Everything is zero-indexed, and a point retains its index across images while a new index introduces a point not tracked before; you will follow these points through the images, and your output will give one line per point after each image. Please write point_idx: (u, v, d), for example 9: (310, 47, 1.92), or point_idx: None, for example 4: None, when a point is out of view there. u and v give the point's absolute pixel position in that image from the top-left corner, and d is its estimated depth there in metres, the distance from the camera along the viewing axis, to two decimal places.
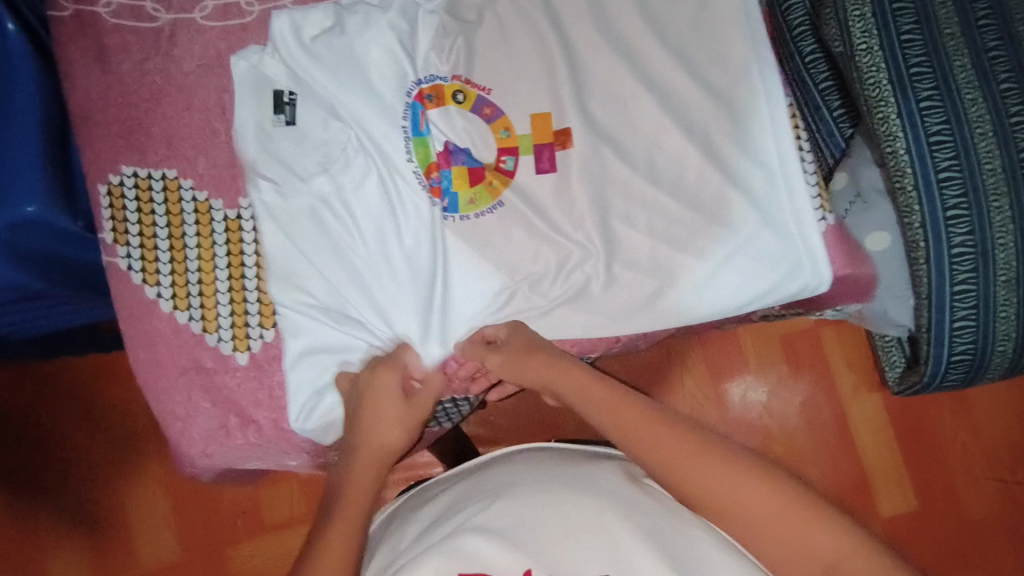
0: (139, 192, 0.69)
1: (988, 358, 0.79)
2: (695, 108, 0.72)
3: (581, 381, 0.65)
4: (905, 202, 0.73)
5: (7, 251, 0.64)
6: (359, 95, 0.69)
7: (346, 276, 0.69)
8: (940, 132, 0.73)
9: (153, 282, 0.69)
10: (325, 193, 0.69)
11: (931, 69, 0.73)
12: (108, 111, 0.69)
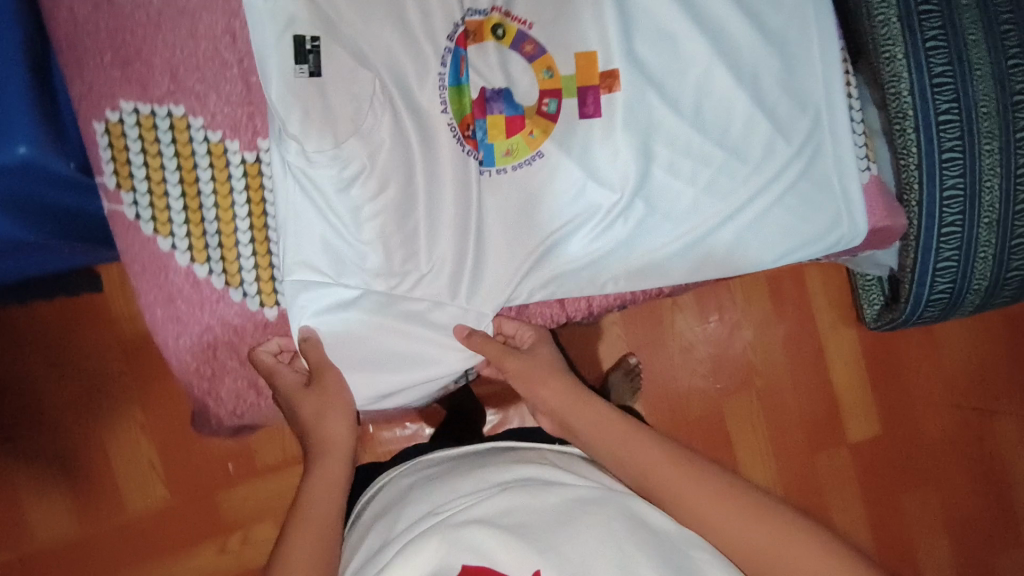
0: (142, 132, 0.62)
1: (964, 295, 0.87)
2: (747, 50, 0.69)
3: (605, 419, 0.66)
4: (904, 143, 0.79)
5: (7, 202, 0.56)
6: (390, 27, 0.63)
7: (381, 253, 0.65)
8: (943, 74, 0.77)
9: (166, 233, 0.63)
10: (360, 162, 0.62)
11: (938, 8, 0.78)
12: (98, 35, 0.60)
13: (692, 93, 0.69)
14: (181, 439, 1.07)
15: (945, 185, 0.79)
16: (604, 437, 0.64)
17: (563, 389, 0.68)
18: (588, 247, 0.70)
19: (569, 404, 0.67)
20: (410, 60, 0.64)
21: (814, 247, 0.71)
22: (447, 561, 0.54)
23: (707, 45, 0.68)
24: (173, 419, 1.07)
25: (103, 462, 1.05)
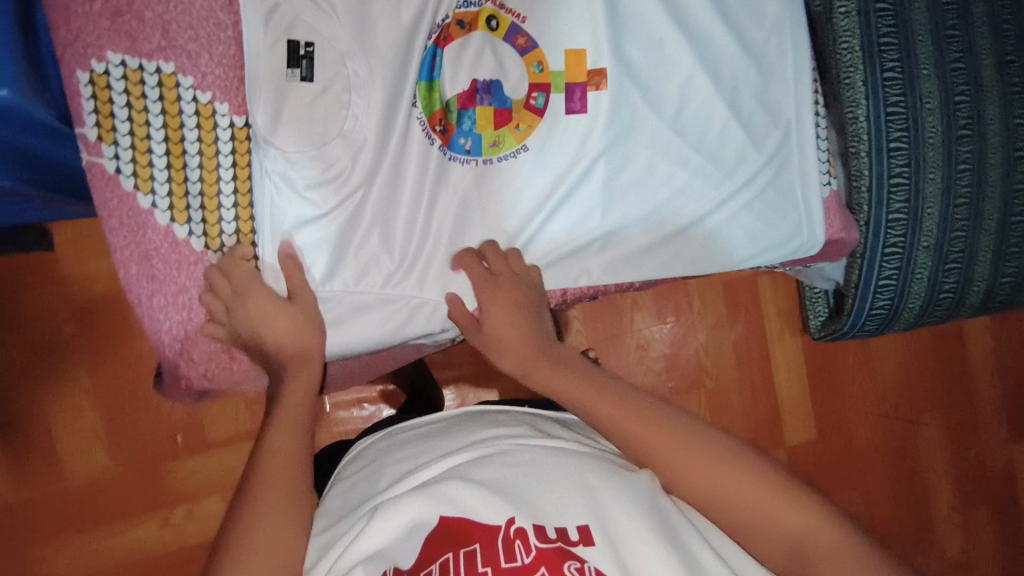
0: (128, 85, 0.61)
1: (900, 312, 0.93)
2: (728, 61, 0.73)
3: (577, 384, 0.62)
4: (858, 165, 0.85)
5: None
6: (383, 26, 0.65)
7: (361, 252, 0.67)
8: (897, 104, 0.83)
9: (147, 190, 0.62)
10: (342, 165, 0.65)
11: (896, 40, 0.83)
12: None
13: (675, 98, 0.72)
14: (129, 408, 1.05)
15: (892, 208, 0.85)
16: (580, 410, 0.61)
17: (521, 352, 0.66)
18: (560, 251, 0.72)
19: (532, 364, 0.65)
20: (393, 69, 0.65)
21: (782, 250, 0.75)
22: (424, 514, 0.52)
23: (692, 52, 0.72)
24: (121, 384, 1.04)
25: (45, 426, 1.02)
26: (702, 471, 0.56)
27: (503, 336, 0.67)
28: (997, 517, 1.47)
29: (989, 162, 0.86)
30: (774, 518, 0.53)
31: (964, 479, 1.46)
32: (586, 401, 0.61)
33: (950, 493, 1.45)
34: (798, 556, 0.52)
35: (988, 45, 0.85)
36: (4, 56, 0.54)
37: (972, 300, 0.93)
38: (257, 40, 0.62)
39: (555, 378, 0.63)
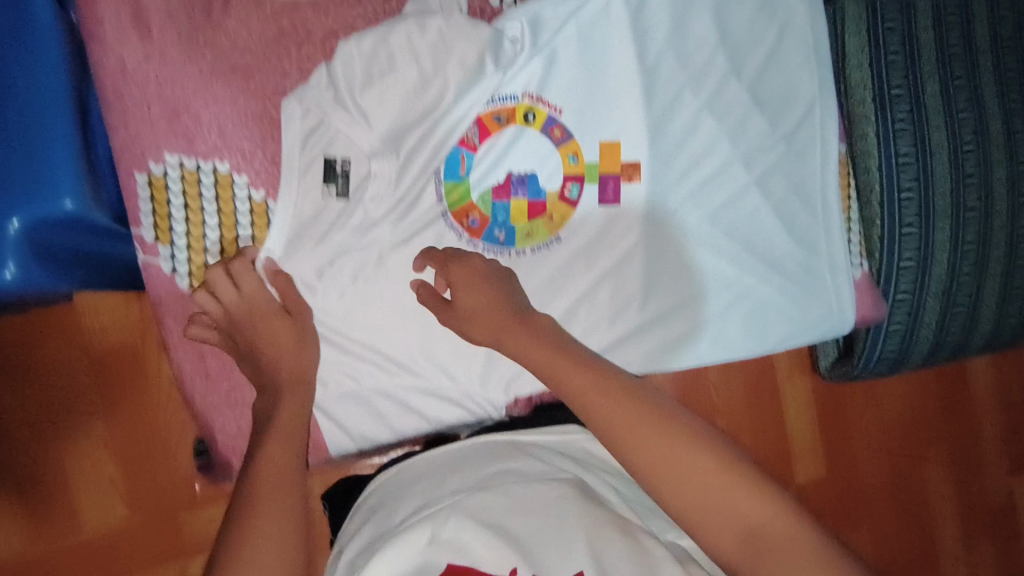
0: (186, 186, 0.62)
1: (909, 356, 0.87)
2: (765, 149, 0.74)
3: (552, 357, 0.56)
4: (869, 213, 0.83)
5: (51, 257, 0.56)
6: (416, 114, 0.66)
7: (387, 360, 0.67)
8: (907, 154, 0.80)
9: (202, 288, 0.63)
10: (364, 270, 0.66)
11: (907, 93, 0.80)
12: (148, 88, 0.61)
13: (705, 175, 0.73)
14: (149, 455, 0.93)
15: (902, 256, 0.82)
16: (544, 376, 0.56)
17: (492, 322, 0.60)
18: (598, 342, 0.72)
19: (504, 331, 0.59)
20: (426, 158, 0.67)
21: (813, 333, 0.77)
22: (432, 558, 0.50)
23: (724, 134, 0.73)
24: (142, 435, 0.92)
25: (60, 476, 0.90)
26: (662, 449, 0.51)
27: (472, 309, 0.61)
28: (1001, 557, 1.48)
29: (994, 212, 0.82)
30: (735, 504, 0.48)
31: (970, 518, 1.47)
32: (551, 367, 0.56)
33: (956, 530, 1.45)
34: (751, 543, 0.47)
35: (993, 95, 0.82)
36: (65, 166, 0.55)
37: (978, 343, 0.88)
38: (294, 145, 0.64)
39: (524, 342, 0.58)
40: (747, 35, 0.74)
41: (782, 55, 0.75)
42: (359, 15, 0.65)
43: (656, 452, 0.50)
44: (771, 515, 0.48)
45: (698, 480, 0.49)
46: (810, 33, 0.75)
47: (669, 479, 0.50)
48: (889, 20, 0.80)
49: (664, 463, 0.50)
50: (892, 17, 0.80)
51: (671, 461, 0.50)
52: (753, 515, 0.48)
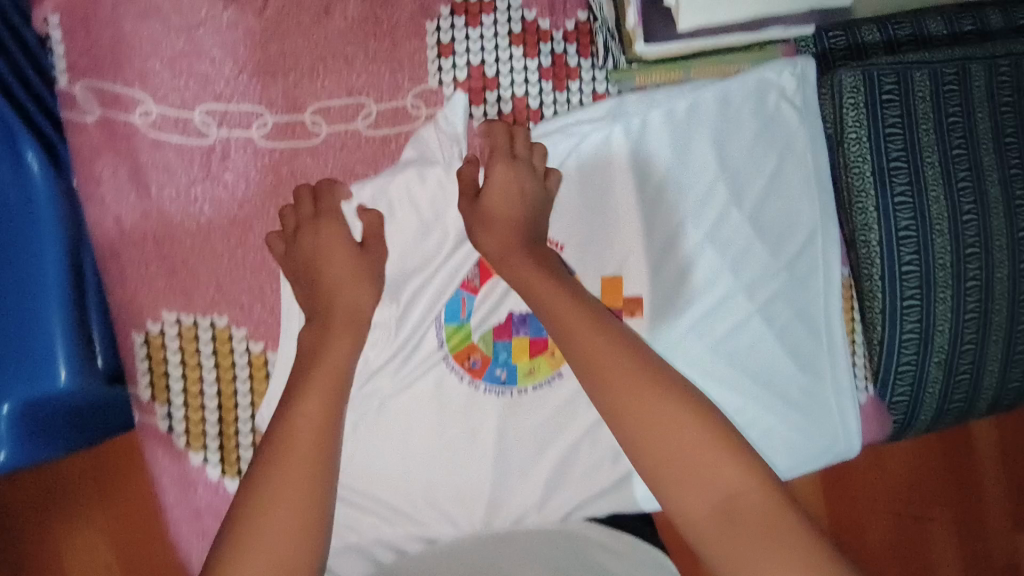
0: (182, 342, 0.61)
1: (913, 422, 0.79)
2: (767, 273, 0.74)
3: (561, 297, 0.57)
4: (870, 288, 0.73)
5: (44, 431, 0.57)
6: (415, 259, 0.65)
7: (387, 506, 0.67)
8: (908, 227, 0.70)
9: (199, 445, 0.62)
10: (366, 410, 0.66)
11: (908, 164, 0.70)
12: (146, 245, 0.60)
13: (711, 301, 0.73)
14: None
15: (904, 331, 0.73)
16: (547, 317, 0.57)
17: (510, 239, 0.60)
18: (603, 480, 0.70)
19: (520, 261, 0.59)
20: (426, 304, 0.66)
21: (818, 461, 0.77)
22: None
23: (726, 263, 0.73)
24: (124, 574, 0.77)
25: None
26: (645, 411, 0.52)
27: (497, 213, 0.61)
28: None
29: (997, 278, 0.71)
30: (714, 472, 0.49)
31: None
32: (560, 317, 0.56)
33: None
34: (728, 514, 0.48)
35: (994, 157, 0.70)
36: (60, 343, 0.57)
37: (983, 409, 0.78)
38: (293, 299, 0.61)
39: (530, 278, 0.58)
40: (747, 159, 0.73)
41: (784, 182, 0.74)
42: (359, 160, 0.64)
43: (655, 412, 0.51)
44: (753, 488, 0.49)
45: (682, 447, 0.50)
46: (809, 158, 0.74)
47: (654, 439, 0.51)
48: (888, 89, 0.70)
49: (647, 418, 0.51)
50: (891, 86, 0.69)
51: (657, 422, 0.51)
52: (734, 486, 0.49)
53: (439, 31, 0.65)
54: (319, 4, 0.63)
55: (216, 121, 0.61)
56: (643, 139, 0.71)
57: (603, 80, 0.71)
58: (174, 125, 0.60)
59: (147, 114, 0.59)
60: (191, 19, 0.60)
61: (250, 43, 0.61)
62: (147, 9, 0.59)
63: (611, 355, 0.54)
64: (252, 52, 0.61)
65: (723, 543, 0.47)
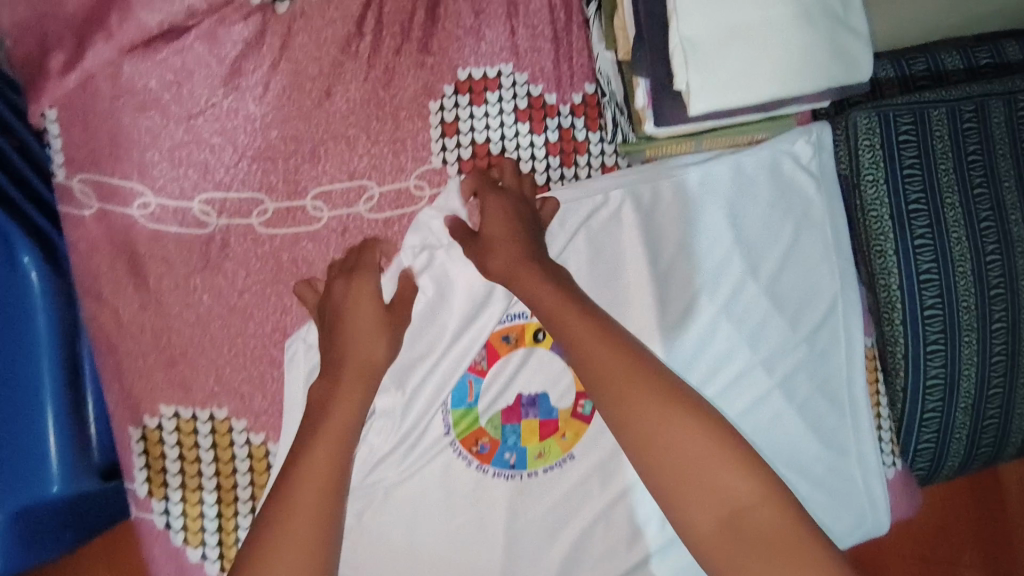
0: (181, 436, 0.59)
1: (939, 469, 0.78)
2: (788, 344, 0.72)
3: (563, 302, 0.55)
4: (891, 334, 0.72)
5: (25, 537, 0.59)
6: (420, 343, 0.63)
7: None
8: (929, 270, 0.70)
9: (197, 541, 0.60)
10: (370, 498, 0.63)
11: (927, 207, 0.70)
12: (143, 336, 0.59)
13: (729, 377, 0.70)
14: None
15: (928, 375, 0.72)
16: (549, 320, 0.55)
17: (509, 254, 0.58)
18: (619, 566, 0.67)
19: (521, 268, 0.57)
20: (431, 390, 0.64)
21: (848, 539, 0.73)
22: None
23: (743, 338, 0.71)
24: None
25: None
26: (651, 418, 0.49)
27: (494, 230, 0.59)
28: None
29: None
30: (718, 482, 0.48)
31: None
32: (562, 322, 0.54)
33: None
34: (733, 527, 0.47)
35: (1015, 191, 0.72)
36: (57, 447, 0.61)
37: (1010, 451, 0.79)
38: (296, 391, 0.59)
39: (534, 285, 0.56)
40: (761, 228, 0.72)
41: (800, 252, 0.73)
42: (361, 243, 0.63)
43: (659, 422, 0.49)
44: (763, 504, 0.47)
45: (685, 456, 0.48)
46: (828, 228, 0.73)
47: (661, 452, 0.48)
48: (905, 130, 0.69)
49: (649, 424, 0.49)
50: (908, 127, 0.69)
51: (658, 428, 0.49)
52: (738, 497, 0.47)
53: (441, 111, 0.64)
54: (321, 87, 0.61)
55: (215, 210, 0.60)
56: (654, 206, 0.70)
57: (612, 153, 0.70)
58: (173, 215, 0.59)
59: (145, 205, 0.58)
60: (190, 107, 0.58)
61: (251, 129, 0.60)
62: (144, 100, 0.57)
63: (616, 359, 0.51)
64: (252, 139, 0.60)
65: (725, 552, 0.47)
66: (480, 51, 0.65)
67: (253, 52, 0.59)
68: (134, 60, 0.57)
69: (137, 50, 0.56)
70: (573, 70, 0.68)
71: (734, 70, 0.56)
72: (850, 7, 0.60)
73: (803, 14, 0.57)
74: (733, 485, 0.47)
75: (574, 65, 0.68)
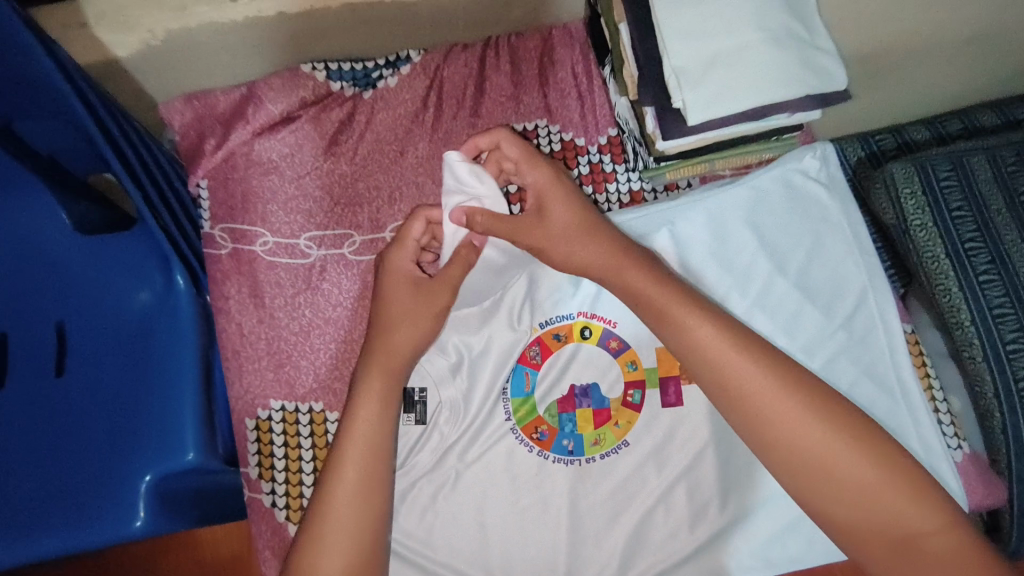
0: (286, 425, 0.72)
1: None
2: (824, 332, 0.76)
3: (709, 325, 0.59)
4: (975, 370, 0.71)
5: (160, 502, 0.68)
6: (480, 340, 0.74)
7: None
8: (1002, 304, 0.72)
9: (297, 518, 0.70)
10: (444, 478, 0.71)
11: (984, 244, 0.74)
12: (259, 345, 0.73)
13: None
14: None
15: None
16: (687, 343, 0.59)
17: (577, 239, 0.64)
18: (680, 551, 0.70)
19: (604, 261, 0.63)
20: (491, 380, 0.73)
21: None
22: None
23: (778, 329, 0.76)
24: None
25: None
26: (825, 456, 0.54)
27: (558, 219, 0.63)
28: None
29: None
30: (892, 512, 0.53)
31: None
32: (729, 365, 0.57)
33: None
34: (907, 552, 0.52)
35: None
36: (191, 431, 0.70)
37: None
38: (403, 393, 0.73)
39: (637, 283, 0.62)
40: (783, 231, 0.79)
41: (824, 251, 0.79)
42: None
43: (836, 463, 0.54)
44: (939, 533, 0.52)
45: (857, 490, 0.54)
46: (847, 229, 0.79)
47: (839, 495, 0.54)
48: (945, 176, 0.77)
49: (818, 463, 0.54)
50: (947, 174, 0.77)
51: (826, 468, 0.54)
52: (915, 523, 0.53)
53: None
54: (396, 149, 0.79)
55: (316, 244, 0.76)
56: (680, 218, 0.79)
57: (637, 180, 0.82)
58: (285, 250, 0.75)
59: (265, 243, 0.75)
60: (300, 171, 0.77)
61: (344, 182, 0.78)
62: (268, 168, 0.77)
63: (785, 408, 0.56)
64: (345, 190, 0.77)
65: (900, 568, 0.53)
66: (519, 111, 0.80)
67: (346, 128, 0.78)
68: (262, 139, 0.77)
69: (264, 132, 0.77)
70: (597, 119, 0.82)
71: (719, 91, 0.66)
72: (816, 35, 0.69)
73: (772, 38, 0.67)
74: (911, 520, 0.52)
75: (597, 115, 0.82)
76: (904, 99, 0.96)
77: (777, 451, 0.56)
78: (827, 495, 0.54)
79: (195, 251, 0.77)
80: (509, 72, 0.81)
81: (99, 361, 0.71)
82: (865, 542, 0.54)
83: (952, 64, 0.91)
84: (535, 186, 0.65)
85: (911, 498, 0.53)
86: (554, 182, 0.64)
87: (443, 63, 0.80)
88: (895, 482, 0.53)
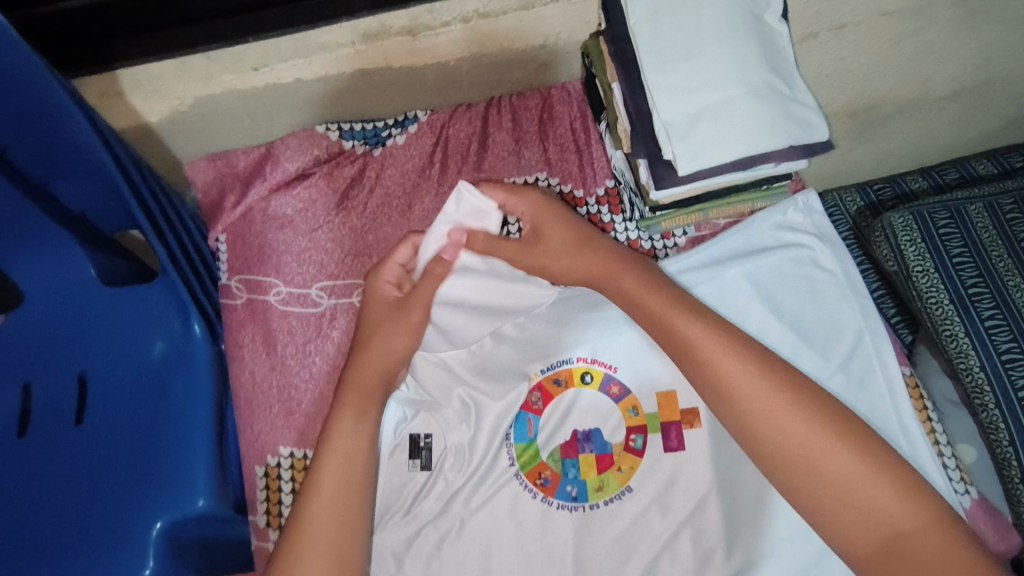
0: (294, 472, 0.73)
1: None
2: (821, 373, 0.77)
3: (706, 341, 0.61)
4: (989, 418, 0.71)
5: (170, 549, 0.69)
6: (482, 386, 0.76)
7: None
8: (1012, 350, 0.71)
9: None
10: (450, 524, 0.72)
11: (987, 289, 0.75)
12: (269, 392, 0.76)
13: None
14: None
15: None
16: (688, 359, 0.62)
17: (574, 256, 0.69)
18: None
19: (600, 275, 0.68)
20: (494, 426, 0.75)
21: None
22: None
23: None
24: None
25: None
26: (807, 450, 0.55)
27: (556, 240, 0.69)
28: None
29: None
30: (877, 509, 0.52)
31: None
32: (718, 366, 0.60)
33: None
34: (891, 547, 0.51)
35: None
36: (203, 477, 0.72)
37: None
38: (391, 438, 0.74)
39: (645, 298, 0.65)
40: (777, 276, 0.81)
41: (819, 295, 0.80)
42: None
43: (817, 456, 0.55)
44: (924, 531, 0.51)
45: (840, 484, 0.54)
46: (840, 273, 0.81)
47: (820, 486, 0.54)
48: (943, 224, 0.79)
49: (802, 459, 0.55)
50: (946, 221, 0.79)
51: (807, 458, 0.55)
52: (903, 524, 0.52)
53: None
54: (404, 203, 0.82)
55: (327, 293, 0.79)
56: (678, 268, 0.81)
57: (635, 229, 0.85)
58: (297, 299, 0.79)
59: (278, 293, 0.78)
60: (313, 224, 0.81)
61: (354, 235, 0.81)
62: (283, 222, 0.81)
63: (772, 405, 0.57)
64: (355, 241, 0.81)
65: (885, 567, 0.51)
66: (520, 165, 0.84)
67: (356, 183, 0.83)
68: (278, 195, 0.81)
69: (279, 188, 0.82)
70: (595, 172, 0.85)
71: (706, 141, 0.69)
72: (797, 88, 0.74)
73: (757, 90, 0.71)
74: (891, 514, 0.52)
75: (595, 168, 0.85)
76: (899, 149, 0.99)
77: (760, 446, 0.57)
78: (809, 485, 0.55)
79: (212, 302, 0.81)
80: (511, 128, 0.85)
81: (118, 410, 0.75)
82: (850, 536, 0.53)
83: (941, 115, 0.94)
84: (528, 215, 0.71)
85: (901, 499, 0.52)
86: (548, 209, 0.70)
87: (449, 121, 0.85)
88: (882, 482, 0.53)
